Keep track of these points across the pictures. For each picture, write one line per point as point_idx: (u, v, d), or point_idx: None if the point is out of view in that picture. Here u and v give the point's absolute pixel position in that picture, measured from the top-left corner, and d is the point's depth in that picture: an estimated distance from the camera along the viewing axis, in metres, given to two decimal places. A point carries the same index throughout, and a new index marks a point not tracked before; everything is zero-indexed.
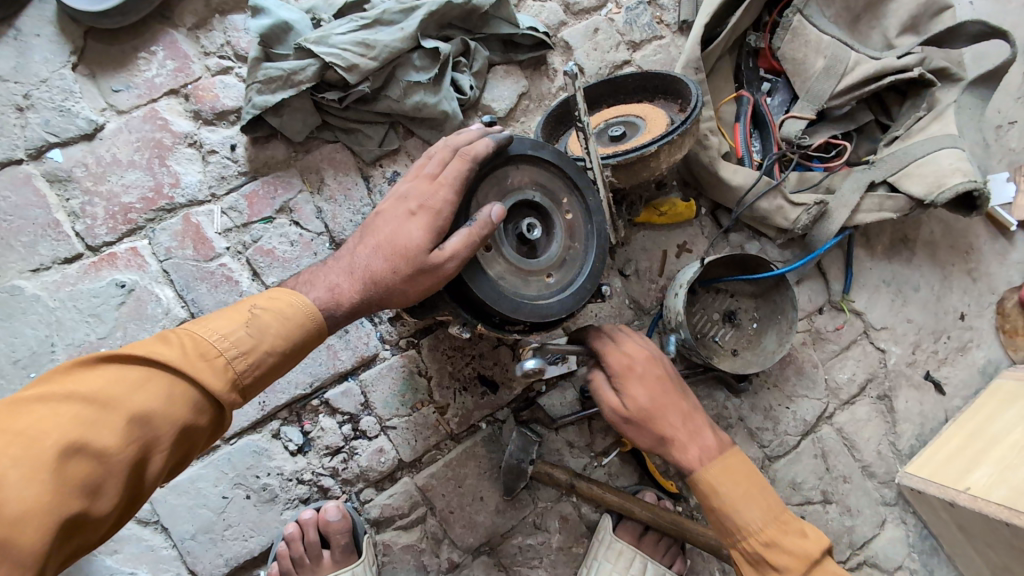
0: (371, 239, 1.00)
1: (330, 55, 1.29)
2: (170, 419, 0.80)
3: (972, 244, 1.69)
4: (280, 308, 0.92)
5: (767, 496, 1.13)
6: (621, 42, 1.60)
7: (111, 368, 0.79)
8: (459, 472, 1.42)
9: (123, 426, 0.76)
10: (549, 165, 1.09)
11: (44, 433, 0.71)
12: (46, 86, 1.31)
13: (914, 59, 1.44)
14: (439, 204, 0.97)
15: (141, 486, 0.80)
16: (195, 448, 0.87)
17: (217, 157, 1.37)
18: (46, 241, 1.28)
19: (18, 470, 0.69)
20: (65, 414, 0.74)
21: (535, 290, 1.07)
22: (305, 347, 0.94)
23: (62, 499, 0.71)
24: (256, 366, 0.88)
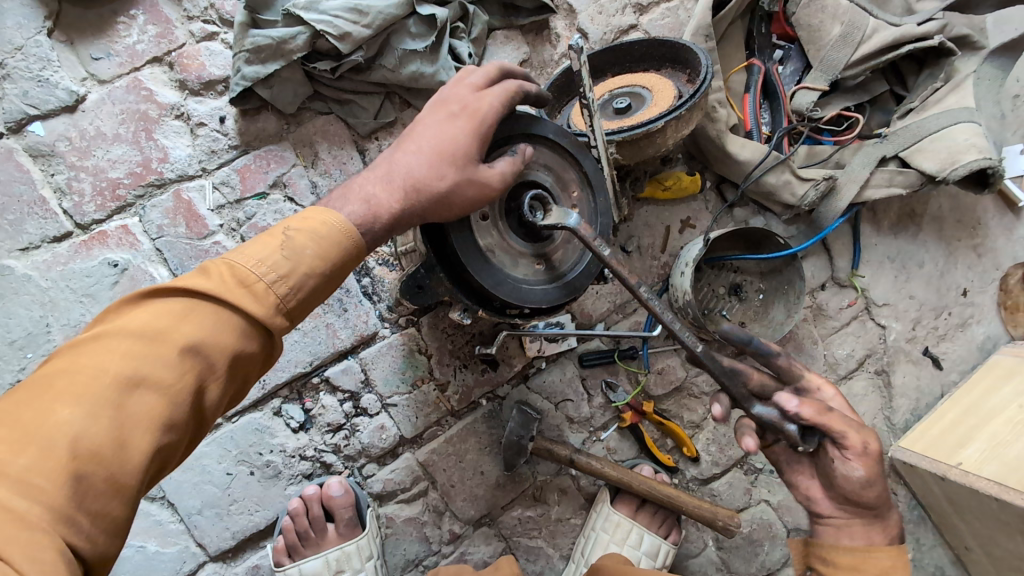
0: (411, 145, 0.90)
1: (321, 23, 1.22)
2: (218, 348, 0.74)
3: (980, 219, 1.66)
4: (317, 228, 0.81)
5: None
6: (628, 5, 1.52)
7: (150, 304, 0.73)
8: (460, 447, 1.44)
9: (174, 358, 0.71)
10: (565, 152, 1.05)
11: (99, 374, 0.67)
12: (21, 55, 1.24)
13: (935, 26, 1.38)
14: (484, 109, 0.90)
15: (206, 414, 0.75)
16: (253, 375, 0.81)
17: (206, 130, 1.32)
18: (34, 219, 1.24)
19: (82, 408, 0.65)
20: (113, 352, 0.69)
21: (523, 272, 1.03)
22: (349, 266, 0.85)
23: (130, 434, 0.67)
24: (298, 290, 0.79)
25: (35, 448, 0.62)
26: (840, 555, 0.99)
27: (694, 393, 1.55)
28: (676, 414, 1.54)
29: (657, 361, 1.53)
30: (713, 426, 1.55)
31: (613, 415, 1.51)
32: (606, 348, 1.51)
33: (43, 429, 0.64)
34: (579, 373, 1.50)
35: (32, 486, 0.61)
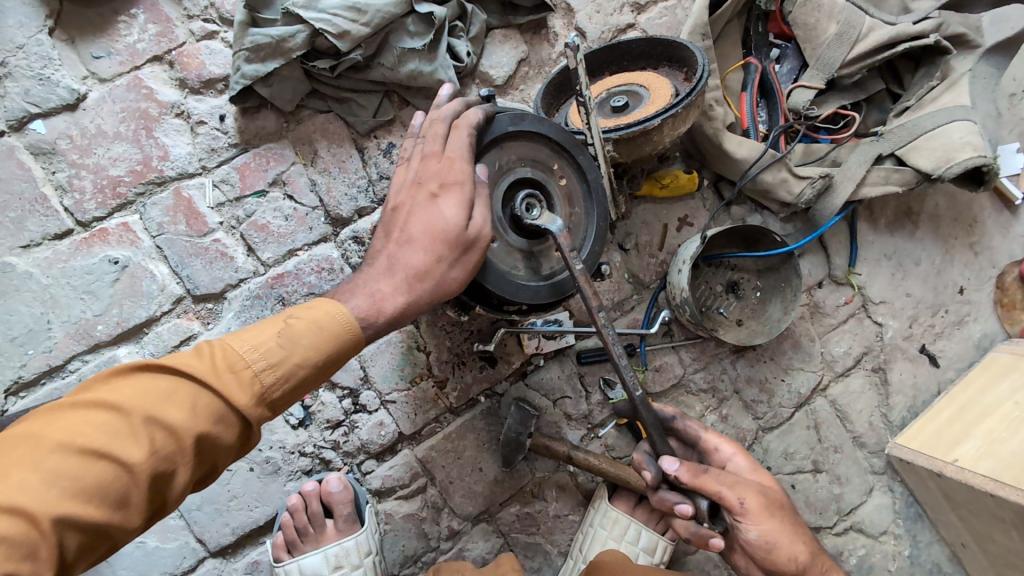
0: (404, 234, 0.94)
1: (320, 21, 1.23)
2: (196, 434, 0.75)
3: (977, 217, 1.67)
4: (316, 318, 0.85)
5: None
6: (625, 4, 1.52)
7: (142, 376, 0.75)
8: (458, 444, 1.45)
9: (150, 437, 0.72)
10: (532, 135, 1.04)
11: (65, 441, 0.68)
12: (23, 53, 1.25)
13: (931, 25, 1.39)
14: (458, 177, 0.93)
15: (165, 500, 0.76)
16: (222, 464, 0.82)
17: (207, 128, 1.33)
18: (35, 217, 1.25)
19: (38, 475, 0.66)
20: (90, 422, 0.70)
21: (541, 267, 1.06)
22: (338, 359, 0.88)
23: (81, 508, 0.67)
24: (286, 379, 0.82)
25: None
26: None
27: (690, 390, 1.56)
28: (673, 411, 1.55)
29: (655, 358, 1.54)
30: (710, 423, 1.56)
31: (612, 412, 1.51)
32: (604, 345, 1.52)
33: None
34: (577, 370, 1.51)
35: None
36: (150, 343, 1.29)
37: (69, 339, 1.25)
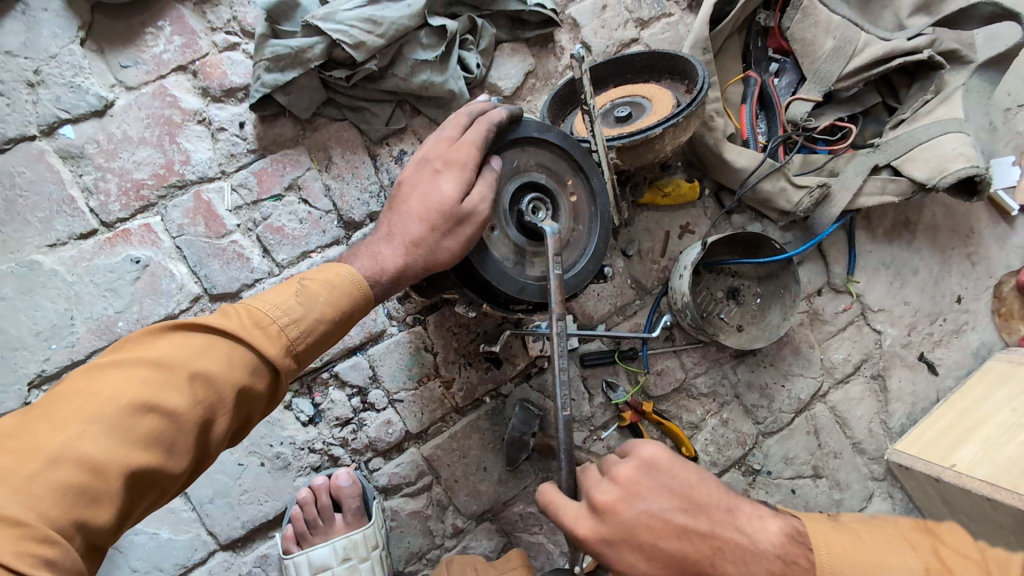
0: (408, 207, 1.03)
1: (337, 32, 1.28)
2: (231, 385, 0.82)
3: (974, 227, 1.70)
4: (330, 280, 0.94)
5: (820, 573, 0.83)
6: (629, 19, 1.58)
7: (177, 336, 0.82)
8: (464, 443, 1.48)
9: (190, 387, 0.79)
10: (554, 146, 1.09)
11: (115, 394, 0.75)
12: (56, 62, 1.31)
13: (924, 40, 1.42)
14: (464, 160, 0.99)
15: (206, 451, 0.83)
16: (255, 415, 0.90)
17: (227, 134, 1.39)
18: (62, 217, 1.31)
19: (95, 426, 0.73)
20: (135, 377, 0.77)
21: (537, 271, 1.09)
22: (353, 315, 0.96)
23: (136, 454, 0.74)
24: (309, 333, 0.90)
25: (44, 457, 0.69)
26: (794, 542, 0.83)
27: (692, 394, 1.59)
28: (675, 414, 1.58)
29: (656, 362, 1.58)
30: (711, 426, 1.59)
31: (614, 414, 1.55)
32: (606, 348, 1.56)
33: (55, 443, 0.70)
34: (580, 373, 1.55)
35: (33, 494, 0.67)
36: None
37: (91, 334, 1.30)
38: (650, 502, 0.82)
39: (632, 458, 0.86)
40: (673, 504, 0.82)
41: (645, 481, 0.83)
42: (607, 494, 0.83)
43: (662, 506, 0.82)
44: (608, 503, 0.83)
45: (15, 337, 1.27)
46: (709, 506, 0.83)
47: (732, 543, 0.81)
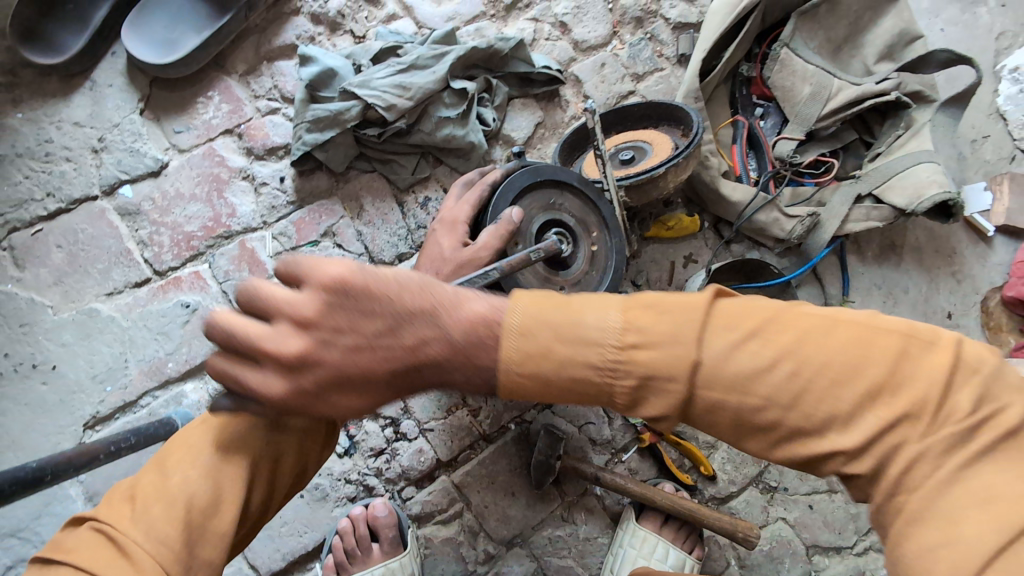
0: (422, 261, 1.15)
1: (372, 97, 1.44)
2: (293, 424, 0.87)
3: (956, 248, 1.83)
4: None
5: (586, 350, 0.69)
6: (626, 74, 1.76)
7: None
8: (492, 469, 1.55)
9: (259, 430, 0.83)
10: (587, 199, 1.25)
11: (203, 442, 0.82)
12: (118, 131, 1.47)
13: (891, 84, 1.59)
14: (459, 216, 1.16)
15: (285, 484, 0.87)
16: (324, 453, 0.91)
17: (268, 189, 1.52)
18: (119, 268, 1.42)
19: (191, 471, 0.80)
20: (217, 427, 0.84)
21: None
22: None
23: (226, 492, 0.80)
24: None
25: (156, 502, 0.77)
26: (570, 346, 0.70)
27: None
28: (691, 435, 1.66)
29: None
30: (726, 445, 1.66)
31: (633, 436, 1.62)
32: None
33: (162, 492, 0.78)
34: None
35: (153, 533, 0.74)
36: (214, 379, 1.43)
37: (143, 376, 1.39)
38: (357, 339, 0.71)
39: (316, 294, 0.70)
40: (375, 329, 0.71)
41: (332, 312, 0.70)
42: (304, 345, 0.70)
43: (368, 334, 0.71)
44: (305, 359, 0.70)
45: (73, 380, 1.36)
46: (396, 325, 0.71)
47: (436, 347, 0.71)
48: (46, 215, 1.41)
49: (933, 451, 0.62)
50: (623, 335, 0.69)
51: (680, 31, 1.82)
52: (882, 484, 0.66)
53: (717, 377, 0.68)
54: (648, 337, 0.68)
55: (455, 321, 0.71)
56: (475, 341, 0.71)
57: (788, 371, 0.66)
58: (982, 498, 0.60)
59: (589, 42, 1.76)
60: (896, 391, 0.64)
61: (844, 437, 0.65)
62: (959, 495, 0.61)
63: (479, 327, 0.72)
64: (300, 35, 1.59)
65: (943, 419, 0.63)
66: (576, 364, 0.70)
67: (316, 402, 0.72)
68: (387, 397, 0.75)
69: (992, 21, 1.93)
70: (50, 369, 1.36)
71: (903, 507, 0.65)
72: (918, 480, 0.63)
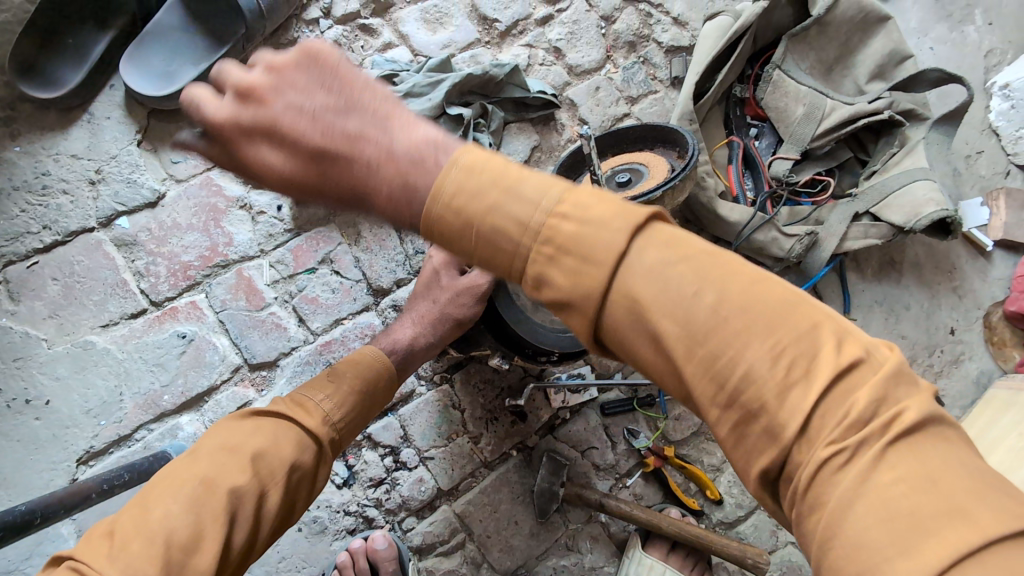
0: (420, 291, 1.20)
1: None
2: (282, 457, 0.86)
3: (955, 263, 1.83)
4: (354, 359, 1.04)
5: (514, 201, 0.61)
6: (621, 97, 1.78)
7: (234, 422, 0.89)
8: (495, 497, 1.52)
9: (247, 461, 0.82)
10: None
11: (188, 476, 0.80)
12: (115, 162, 1.47)
13: (883, 103, 1.62)
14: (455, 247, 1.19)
15: (268, 525, 0.83)
16: (305, 491, 0.90)
17: (266, 217, 1.52)
18: (115, 299, 1.41)
19: (174, 504, 0.76)
20: (204, 460, 0.82)
21: (541, 320, 1.13)
22: (377, 388, 1.04)
23: (209, 526, 0.75)
24: (341, 405, 0.96)
25: (136, 538, 0.72)
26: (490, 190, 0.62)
27: (711, 437, 1.65)
28: (696, 458, 1.63)
29: (674, 407, 1.64)
30: (732, 468, 1.63)
31: (637, 460, 1.60)
32: (625, 397, 1.63)
33: (143, 528, 0.73)
34: (602, 422, 1.61)
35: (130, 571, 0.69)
36: (210, 411, 1.41)
37: (138, 409, 1.37)
38: (308, 101, 0.67)
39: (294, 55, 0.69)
40: (327, 102, 0.67)
41: (299, 72, 0.68)
42: (264, 83, 0.69)
43: (320, 105, 0.67)
44: (257, 96, 0.68)
45: (67, 415, 1.34)
46: (346, 104, 0.67)
47: (372, 146, 0.65)
48: (42, 247, 1.40)
49: (847, 453, 0.53)
50: (557, 205, 0.60)
51: (673, 54, 1.84)
52: (790, 486, 0.56)
53: (630, 296, 0.59)
54: (583, 217, 0.60)
55: (398, 129, 0.66)
56: (400, 147, 0.65)
57: (711, 302, 0.57)
58: (885, 521, 0.50)
59: (584, 67, 1.78)
60: (801, 365, 0.55)
61: (735, 400, 0.57)
62: (865, 514, 0.51)
63: (408, 146, 0.65)
64: None
65: (841, 416, 0.54)
66: (498, 217, 0.60)
67: (247, 145, 0.70)
68: (302, 168, 0.68)
69: (980, 38, 1.95)
70: (44, 404, 1.34)
71: (806, 518, 0.55)
72: (808, 488, 0.54)
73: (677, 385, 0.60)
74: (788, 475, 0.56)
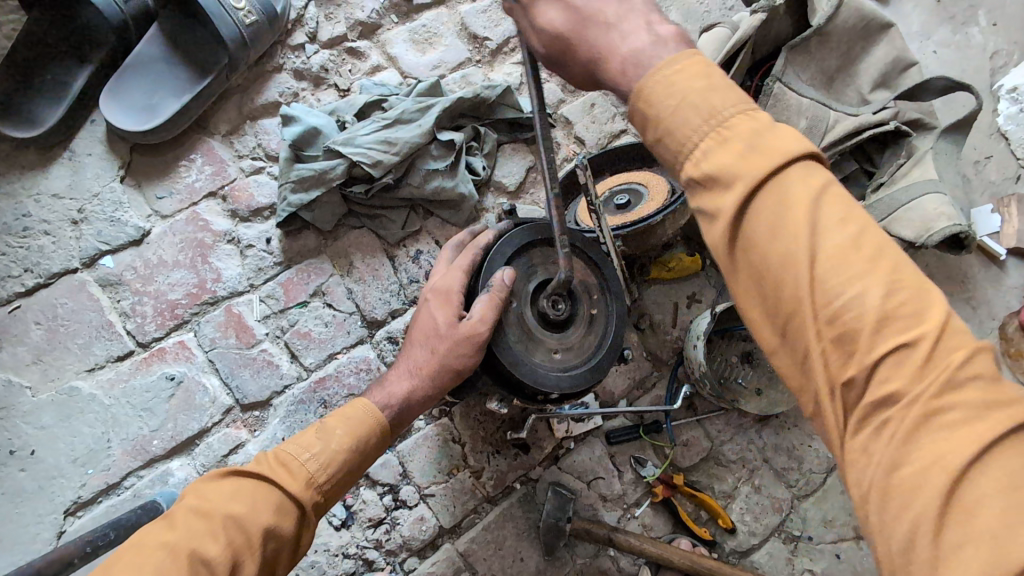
0: (415, 336, 1.11)
1: (357, 154, 1.41)
2: (258, 524, 0.83)
3: (968, 273, 1.77)
4: (346, 412, 0.99)
5: (706, 91, 0.70)
6: (617, 113, 1.73)
7: (215, 483, 0.87)
8: (499, 534, 1.46)
9: (221, 531, 0.80)
10: (590, 261, 1.20)
11: (161, 546, 0.78)
12: (98, 200, 1.43)
13: (888, 113, 1.56)
14: (450, 286, 1.10)
15: None
16: (284, 559, 0.88)
17: (254, 251, 1.48)
18: (101, 341, 1.37)
19: None
20: (179, 528, 0.81)
21: (541, 359, 1.12)
22: (370, 443, 0.99)
23: None
24: (328, 465, 0.93)
25: None
26: (686, 81, 0.71)
27: (721, 462, 1.59)
28: (706, 484, 1.57)
29: (681, 433, 1.59)
30: (744, 494, 1.58)
31: (645, 489, 1.54)
32: (630, 424, 1.58)
33: None
34: (607, 451, 1.56)
35: None
36: (201, 455, 1.36)
37: (126, 456, 1.32)
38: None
39: None
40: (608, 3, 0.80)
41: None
42: None
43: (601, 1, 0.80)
44: None
45: (53, 465, 1.30)
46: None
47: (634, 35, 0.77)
48: (25, 291, 1.36)
49: (951, 395, 0.58)
50: (741, 107, 0.69)
51: None
52: (890, 416, 0.60)
53: (781, 201, 0.65)
54: (761, 134, 0.67)
55: (662, 33, 0.76)
56: (647, 53, 0.75)
57: (851, 235, 0.63)
58: (1002, 489, 0.55)
59: None
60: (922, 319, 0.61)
61: (839, 319, 0.62)
62: (985, 477, 0.55)
63: (652, 56, 0.74)
64: (283, 92, 1.57)
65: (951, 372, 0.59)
66: (682, 105, 0.70)
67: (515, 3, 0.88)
68: (565, 28, 0.82)
69: (984, 40, 1.90)
70: (28, 454, 1.29)
71: (901, 456, 0.59)
72: (907, 426, 0.59)
73: (786, 299, 0.65)
74: (881, 401, 0.60)
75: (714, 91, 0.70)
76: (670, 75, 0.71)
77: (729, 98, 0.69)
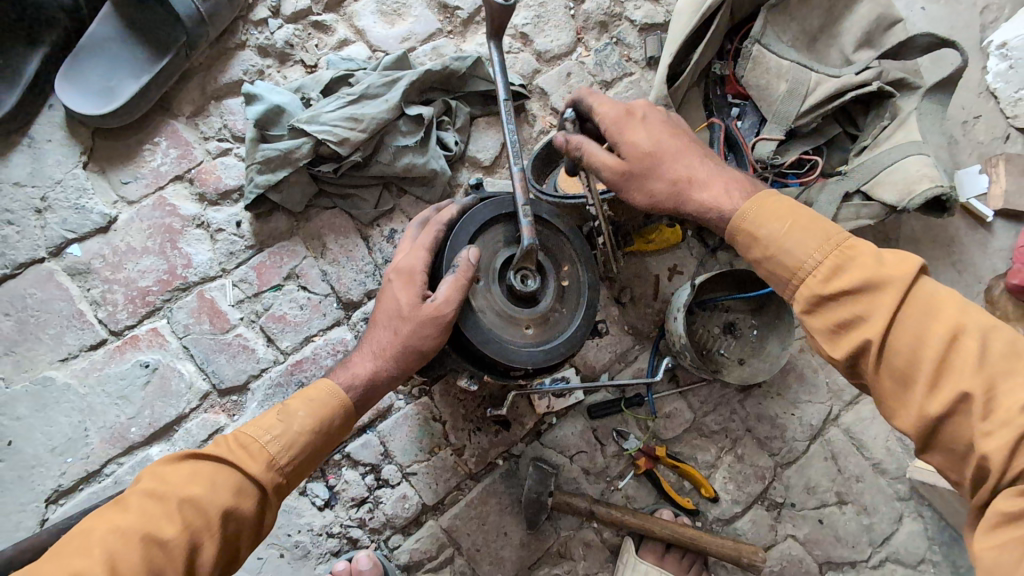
0: (378, 316, 1.08)
1: (322, 132, 1.37)
2: (216, 506, 0.85)
3: (954, 236, 1.73)
4: (310, 393, 0.99)
5: (811, 227, 0.96)
6: (594, 82, 1.68)
7: (173, 464, 0.88)
8: (482, 510, 1.47)
9: (177, 513, 0.82)
10: (561, 232, 1.20)
11: (115, 528, 0.80)
12: (61, 188, 1.40)
13: (873, 73, 1.50)
14: (414, 266, 1.07)
15: None
16: (245, 539, 0.90)
17: (225, 234, 1.45)
18: (72, 331, 1.36)
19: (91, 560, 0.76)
20: (134, 510, 0.82)
21: (512, 337, 1.11)
22: (334, 425, 0.99)
23: None
24: (290, 448, 0.93)
25: None
26: (771, 232, 0.99)
27: (703, 433, 1.59)
28: (689, 455, 1.58)
29: (664, 405, 1.59)
30: (727, 463, 1.58)
31: (628, 462, 1.55)
32: (612, 397, 1.57)
33: None
34: (590, 425, 1.55)
35: None
36: (180, 440, 1.35)
37: (105, 444, 1.32)
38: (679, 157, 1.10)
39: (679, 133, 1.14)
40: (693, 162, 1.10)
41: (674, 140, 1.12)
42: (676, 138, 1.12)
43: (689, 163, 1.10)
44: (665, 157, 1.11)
45: (31, 455, 1.30)
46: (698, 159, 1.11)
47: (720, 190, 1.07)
48: None
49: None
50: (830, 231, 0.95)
51: (647, 32, 1.74)
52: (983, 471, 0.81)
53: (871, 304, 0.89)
54: (845, 252, 0.92)
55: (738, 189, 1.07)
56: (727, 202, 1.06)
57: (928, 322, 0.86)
58: None
59: (553, 52, 1.68)
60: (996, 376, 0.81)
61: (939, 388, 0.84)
62: None
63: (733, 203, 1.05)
64: (247, 70, 1.52)
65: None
66: (782, 238, 0.97)
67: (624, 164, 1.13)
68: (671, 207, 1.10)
69: None
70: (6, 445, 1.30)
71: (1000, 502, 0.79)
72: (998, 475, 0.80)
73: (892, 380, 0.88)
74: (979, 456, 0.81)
75: (815, 232, 0.95)
76: (770, 225, 0.99)
77: (817, 228, 0.96)
